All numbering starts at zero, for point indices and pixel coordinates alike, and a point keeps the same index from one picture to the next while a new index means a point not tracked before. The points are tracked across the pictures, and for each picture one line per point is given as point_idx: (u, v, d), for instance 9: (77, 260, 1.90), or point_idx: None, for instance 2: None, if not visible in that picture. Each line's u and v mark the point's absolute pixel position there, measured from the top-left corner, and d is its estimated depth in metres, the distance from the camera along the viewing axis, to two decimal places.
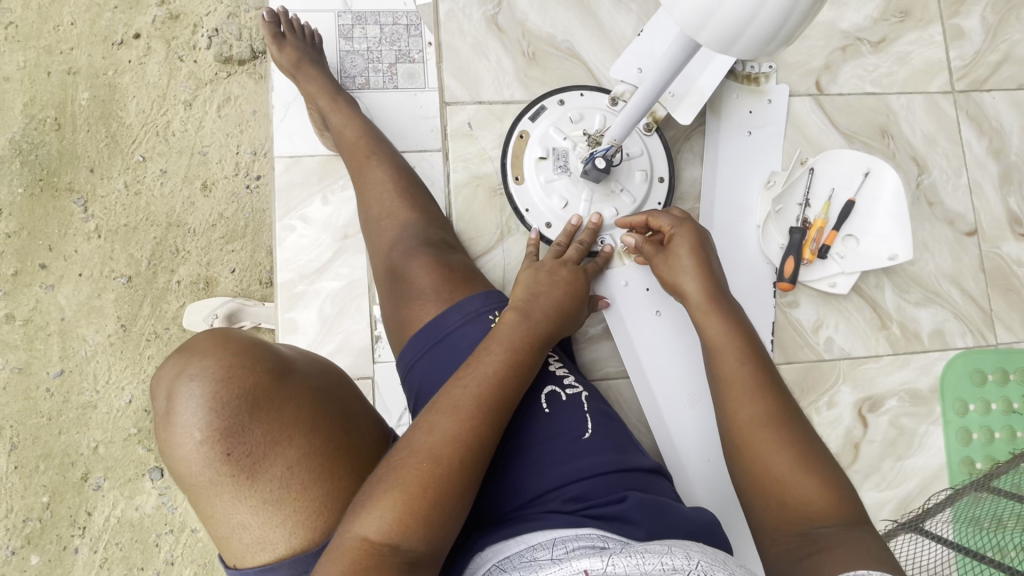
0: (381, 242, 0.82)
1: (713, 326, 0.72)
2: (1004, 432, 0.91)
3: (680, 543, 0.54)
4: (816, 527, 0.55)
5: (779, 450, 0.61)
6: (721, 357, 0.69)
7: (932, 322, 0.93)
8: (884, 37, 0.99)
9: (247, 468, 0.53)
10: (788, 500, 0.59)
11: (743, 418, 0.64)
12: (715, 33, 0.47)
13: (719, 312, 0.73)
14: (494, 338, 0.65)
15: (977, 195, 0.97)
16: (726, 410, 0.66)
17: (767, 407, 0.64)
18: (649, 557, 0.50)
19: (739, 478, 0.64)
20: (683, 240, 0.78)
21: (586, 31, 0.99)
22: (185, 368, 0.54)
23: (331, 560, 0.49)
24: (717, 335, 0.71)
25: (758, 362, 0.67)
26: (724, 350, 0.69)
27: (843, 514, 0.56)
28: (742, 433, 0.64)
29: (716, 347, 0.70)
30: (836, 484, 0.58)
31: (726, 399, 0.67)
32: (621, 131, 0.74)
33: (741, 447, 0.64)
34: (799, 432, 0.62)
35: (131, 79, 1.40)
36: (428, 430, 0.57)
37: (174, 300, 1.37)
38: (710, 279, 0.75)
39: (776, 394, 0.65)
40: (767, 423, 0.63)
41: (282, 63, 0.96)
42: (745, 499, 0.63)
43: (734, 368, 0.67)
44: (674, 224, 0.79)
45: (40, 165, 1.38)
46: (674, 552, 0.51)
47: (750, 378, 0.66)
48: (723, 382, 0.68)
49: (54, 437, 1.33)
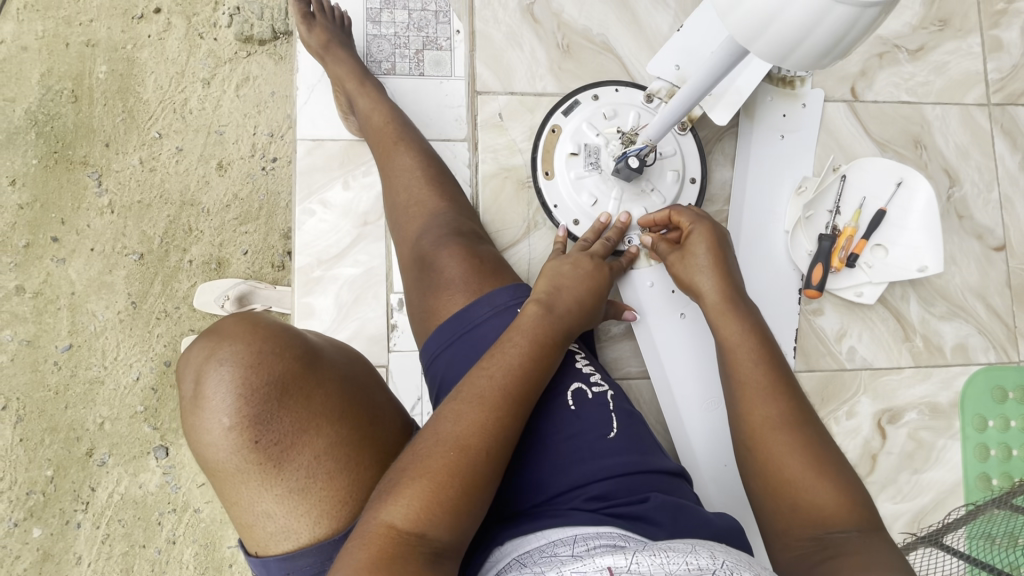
0: (408, 230, 0.81)
1: (728, 326, 0.70)
2: (1022, 450, 0.90)
3: (701, 542, 0.53)
4: (832, 532, 0.56)
5: (794, 453, 0.60)
6: (735, 357, 0.68)
7: (956, 336, 0.92)
8: (922, 45, 0.98)
9: (274, 455, 0.53)
10: (801, 502, 0.58)
11: (756, 419, 0.63)
12: (769, 43, 0.43)
13: (733, 312, 0.71)
14: (518, 331, 0.64)
15: (1007, 210, 0.96)
16: (738, 412, 0.65)
17: (782, 408, 0.62)
18: (674, 556, 0.48)
19: (750, 480, 0.63)
20: (701, 239, 0.76)
21: (621, 26, 0.98)
22: (214, 352, 0.54)
23: (356, 547, 0.49)
24: (733, 335, 0.69)
25: (773, 363, 0.66)
26: (739, 351, 0.68)
27: (858, 519, 0.56)
28: (755, 435, 0.62)
29: (731, 348, 0.69)
30: (851, 488, 0.58)
31: (739, 400, 0.65)
32: (657, 131, 0.72)
33: (753, 449, 0.62)
34: (814, 435, 0.61)
35: (151, 54, 1.39)
36: (455, 421, 0.56)
37: (185, 279, 1.36)
38: (726, 279, 0.74)
39: (790, 395, 0.63)
40: (781, 425, 0.61)
41: (311, 44, 0.95)
42: (756, 499, 0.62)
43: (750, 370, 0.66)
44: (695, 222, 0.77)
45: (55, 137, 1.37)
46: (698, 552, 0.50)
47: (764, 380, 0.65)
48: (737, 383, 0.66)
49: (60, 412, 1.33)
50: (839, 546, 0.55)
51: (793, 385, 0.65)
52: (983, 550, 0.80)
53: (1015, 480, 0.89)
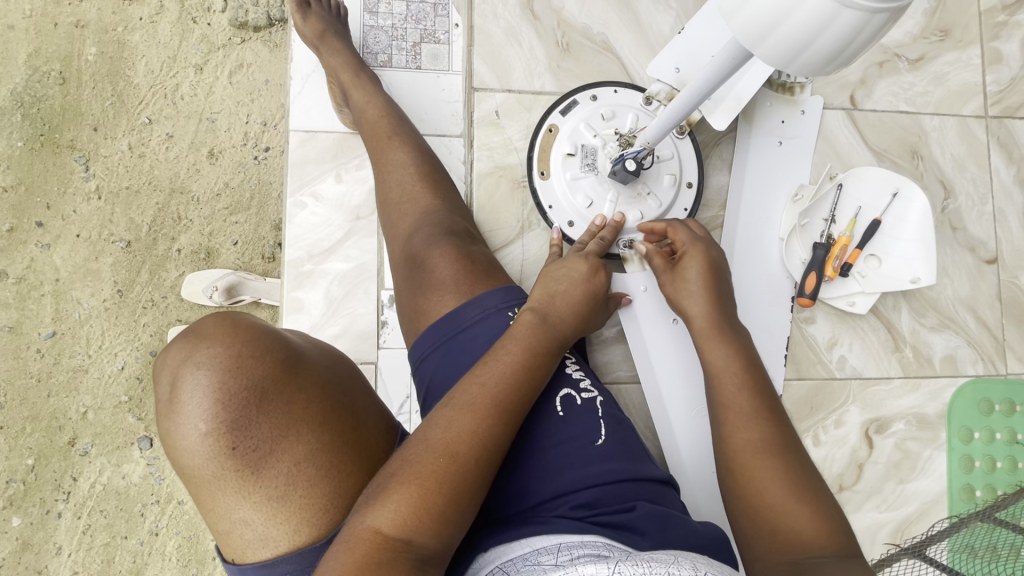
0: (400, 227, 0.80)
1: (714, 350, 0.70)
2: (1006, 462, 0.90)
3: (684, 553, 0.53)
4: (811, 557, 0.54)
5: (775, 479, 0.59)
6: (721, 380, 0.68)
7: (946, 348, 0.93)
8: (922, 55, 0.97)
9: (252, 462, 0.52)
10: (780, 528, 0.57)
11: (738, 443, 0.63)
12: (774, 47, 0.42)
13: (720, 337, 0.71)
14: (509, 337, 0.63)
15: (1000, 223, 0.96)
16: (720, 435, 0.65)
17: (765, 434, 0.62)
18: (656, 566, 0.48)
19: (729, 501, 0.63)
20: (694, 262, 0.76)
21: (622, 25, 0.97)
22: (191, 355, 0.52)
23: (339, 552, 0.48)
24: (718, 359, 0.69)
25: (758, 388, 0.65)
26: (724, 376, 0.68)
27: (836, 545, 0.55)
28: (735, 458, 0.62)
29: (714, 371, 0.69)
30: (831, 514, 0.57)
31: (722, 423, 0.65)
32: (656, 134, 0.71)
33: (735, 472, 0.62)
34: (797, 461, 0.61)
35: (142, 37, 1.36)
36: (442, 427, 0.55)
37: (173, 269, 1.34)
38: (715, 303, 0.74)
39: (774, 420, 0.63)
40: (765, 451, 0.61)
41: (306, 33, 0.93)
42: (737, 521, 0.61)
43: (734, 393, 0.66)
44: (689, 241, 0.78)
45: (42, 119, 1.33)
46: (681, 563, 0.50)
47: (748, 405, 0.64)
48: (721, 406, 0.66)
49: (43, 400, 1.31)
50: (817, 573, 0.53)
51: (780, 411, 0.65)
52: (964, 562, 0.83)
53: (999, 493, 0.89)
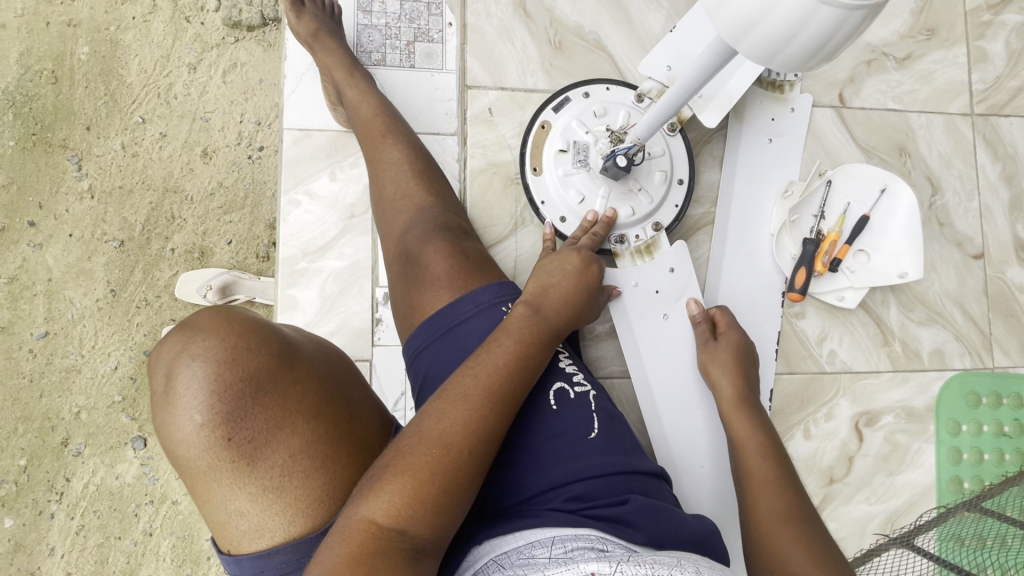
0: (394, 224, 0.81)
1: (740, 426, 0.75)
2: (992, 454, 0.92)
3: (685, 555, 0.54)
4: None
5: (795, 547, 0.61)
6: (745, 453, 0.72)
7: (934, 342, 0.94)
8: (909, 54, 0.99)
9: (247, 453, 0.52)
10: None
11: (760, 511, 0.65)
12: (756, 42, 0.43)
13: (746, 414, 0.76)
14: (502, 329, 0.64)
15: (986, 219, 0.97)
16: (745, 503, 0.67)
17: (784, 504, 0.65)
18: (658, 568, 0.49)
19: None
20: (729, 342, 0.82)
21: (614, 24, 0.97)
22: (187, 347, 0.53)
23: (334, 542, 0.48)
24: (743, 435, 0.74)
25: (780, 462, 0.70)
26: (748, 448, 0.73)
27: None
28: (759, 527, 0.64)
29: (739, 442, 0.74)
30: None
31: (747, 492, 0.68)
32: (646, 130, 0.72)
33: (758, 540, 0.63)
34: (817, 531, 0.62)
35: (135, 37, 1.35)
36: (437, 418, 0.56)
37: (167, 269, 1.34)
38: (744, 384, 0.79)
39: (796, 492, 0.66)
40: (785, 519, 0.63)
41: (300, 32, 0.94)
42: None
43: (759, 466, 0.70)
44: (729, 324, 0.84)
45: (33, 119, 1.33)
46: (683, 565, 0.50)
47: (772, 475, 0.68)
48: (747, 478, 0.70)
49: (35, 400, 1.30)
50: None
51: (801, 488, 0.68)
52: (952, 550, 0.85)
53: (986, 484, 0.91)
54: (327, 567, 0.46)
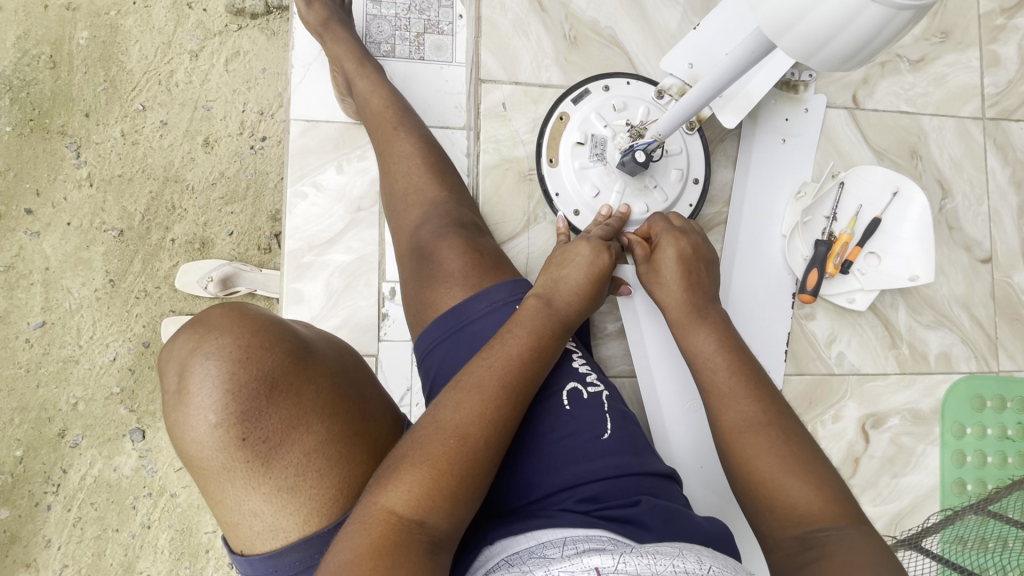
0: (406, 219, 0.80)
1: (694, 336, 0.69)
2: (996, 457, 0.92)
3: (688, 545, 0.51)
4: (814, 531, 0.54)
5: (765, 454, 0.58)
6: (705, 368, 0.66)
7: (940, 345, 0.95)
8: (923, 56, 0.99)
9: (263, 453, 0.51)
10: (775, 505, 0.56)
11: (726, 425, 0.62)
12: (797, 39, 0.43)
13: (700, 323, 0.69)
14: (516, 322, 0.63)
15: (995, 223, 0.97)
16: (712, 417, 0.64)
17: (751, 411, 0.61)
18: (661, 558, 0.47)
19: (731, 483, 0.61)
20: (670, 249, 0.74)
21: (630, 19, 0.96)
22: (201, 345, 0.52)
23: (355, 532, 0.47)
24: (699, 346, 0.68)
25: (744, 367, 0.64)
26: (704, 364, 0.67)
27: (837, 514, 0.54)
28: (727, 439, 0.61)
29: (696, 359, 0.68)
30: (831, 484, 0.56)
31: (710, 407, 0.64)
32: (667, 127, 0.71)
33: (728, 455, 0.61)
34: (791, 430, 0.59)
35: (136, 22, 1.33)
36: (452, 410, 0.55)
37: (167, 259, 1.32)
38: (693, 289, 0.72)
39: (763, 396, 0.62)
40: (752, 428, 0.60)
41: (310, 21, 0.92)
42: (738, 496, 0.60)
43: (719, 376, 0.64)
44: (665, 232, 0.76)
45: (31, 104, 1.30)
46: (685, 555, 0.48)
47: (735, 384, 0.63)
48: (706, 392, 0.65)
49: (32, 390, 1.28)
50: (824, 547, 0.52)
51: (768, 382, 0.64)
52: (957, 552, 0.83)
53: (989, 487, 0.91)
54: (348, 556, 0.46)
